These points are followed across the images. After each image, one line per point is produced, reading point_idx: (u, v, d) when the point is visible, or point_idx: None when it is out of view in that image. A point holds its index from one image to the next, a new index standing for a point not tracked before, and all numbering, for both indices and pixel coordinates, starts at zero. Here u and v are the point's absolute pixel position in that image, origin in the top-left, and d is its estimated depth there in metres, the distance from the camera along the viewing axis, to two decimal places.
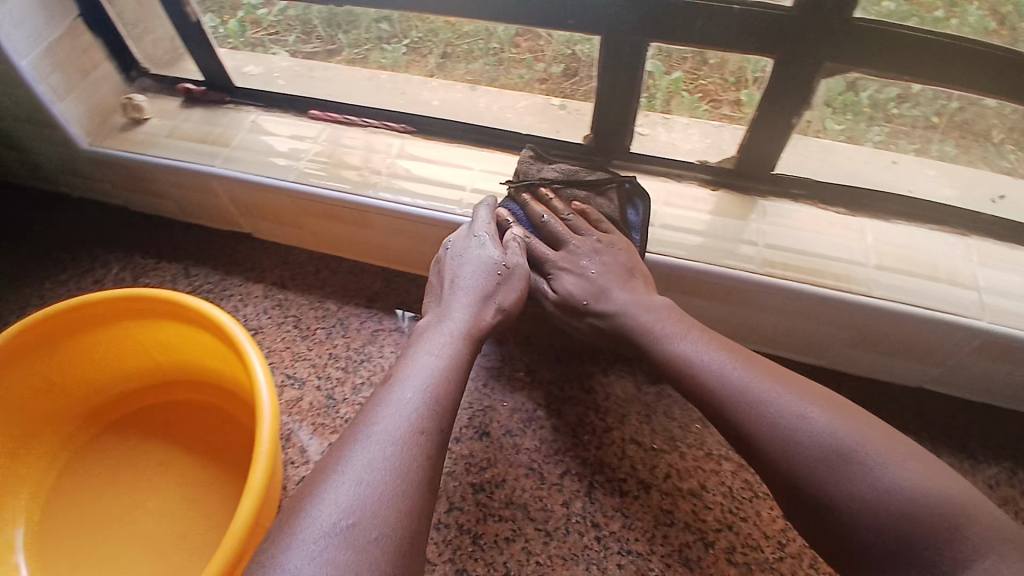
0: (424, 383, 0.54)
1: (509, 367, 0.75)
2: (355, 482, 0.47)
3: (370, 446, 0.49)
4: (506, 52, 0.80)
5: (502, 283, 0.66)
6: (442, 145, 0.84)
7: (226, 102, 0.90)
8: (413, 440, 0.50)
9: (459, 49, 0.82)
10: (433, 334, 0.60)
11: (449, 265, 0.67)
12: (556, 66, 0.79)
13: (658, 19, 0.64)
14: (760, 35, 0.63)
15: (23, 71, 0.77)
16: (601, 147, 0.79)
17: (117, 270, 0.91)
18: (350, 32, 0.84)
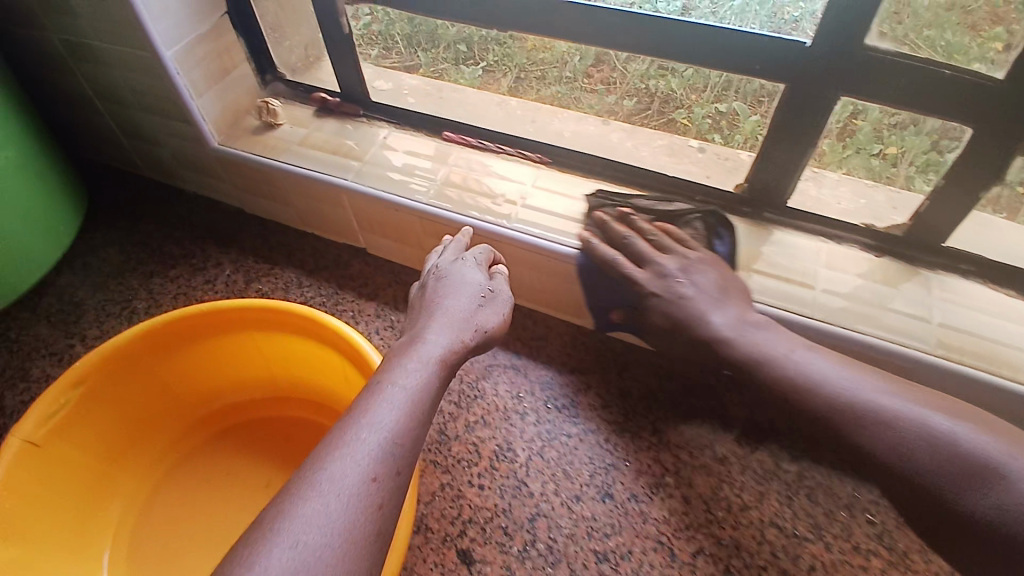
0: (385, 421, 0.46)
1: (634, 424, 0.69)
2: (292, 547, 0.39)
3: (313, 499, 0.41)
4: (578, 82, 0.82)
5: (485, 305, 0.59)
6: (574, 177, 0.81)
7: (359, 115, 0.90)
8: (365, 491, 0.42)
9: (532, 74, 0.84)
10: (403, 357, 0.52)
11: (432, 287, 0.61)
12: (629, 99, 0.81)
13: (850, 71, 0.59)
14: (964, 102, 0.58)
15: (166, 61, 0.77)
16: (759, 196, 0.74)
17: (229, 272, 0.90)
18: (429, 50, 0.87)
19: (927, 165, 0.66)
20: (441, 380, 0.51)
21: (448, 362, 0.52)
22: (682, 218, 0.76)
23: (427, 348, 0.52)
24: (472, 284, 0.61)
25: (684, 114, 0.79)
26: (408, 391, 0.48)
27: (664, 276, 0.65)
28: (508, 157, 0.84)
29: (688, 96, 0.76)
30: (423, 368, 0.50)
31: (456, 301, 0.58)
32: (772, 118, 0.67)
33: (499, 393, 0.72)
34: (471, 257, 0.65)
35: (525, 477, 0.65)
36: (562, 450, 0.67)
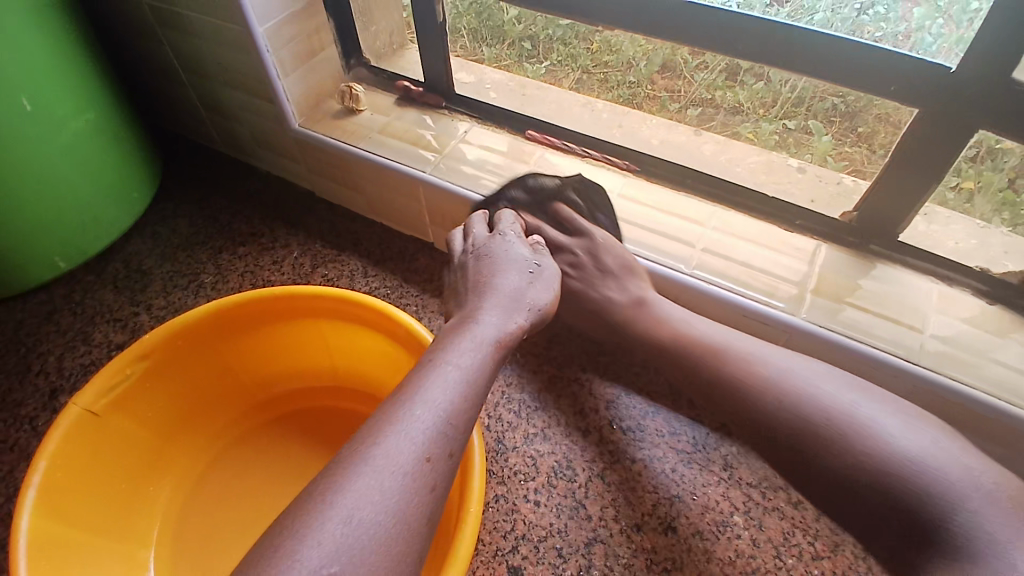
0: (441, 399, 0.41)
1: (703, 455, 0.65)
2: (342, 525, 0.35)
3: (365, 475, 0.37)
4: (642, 87, 0.80)
5: (536, 282, 0.55)
6: (662, 190, 0.77)
7: (441, 107, 0.88)
8: (418, 472, 0.38)
9: (595, 77, 0.83)
10: (455, 335, 0.47)
11: (477, 265, 0.56)
12: (692, 108, 0.78)
13: (994, 99, 0.55)
14: None
15: (258, 37, 0.77)
16: (868, 227, 0.69)
17: (296, 254, 0.90)
18: (494, 47, 0.86)
19: (1003, 202, 0.66)
20: (498, 360, 0.47)
21: (503, 348, 0.47)
22: (777, 242, 0.71)
23: (482, 326, 0.48)
24: (519, 260, 0.56)
25: (750, 129, 0.76)
26: (462, 369, 0.44)
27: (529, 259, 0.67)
28: (593, 163, 0.81)
29: (756, 109, 0.73)
30: (479, 347, 0.46)
31: (506, 277, 0.54)
32: (896, 146, 0.62)
33: (561, 408, 0.69)
34: (511, 229, 0.60)
35: (584, 499, 0.62)
36: (624, 475, 0.64)
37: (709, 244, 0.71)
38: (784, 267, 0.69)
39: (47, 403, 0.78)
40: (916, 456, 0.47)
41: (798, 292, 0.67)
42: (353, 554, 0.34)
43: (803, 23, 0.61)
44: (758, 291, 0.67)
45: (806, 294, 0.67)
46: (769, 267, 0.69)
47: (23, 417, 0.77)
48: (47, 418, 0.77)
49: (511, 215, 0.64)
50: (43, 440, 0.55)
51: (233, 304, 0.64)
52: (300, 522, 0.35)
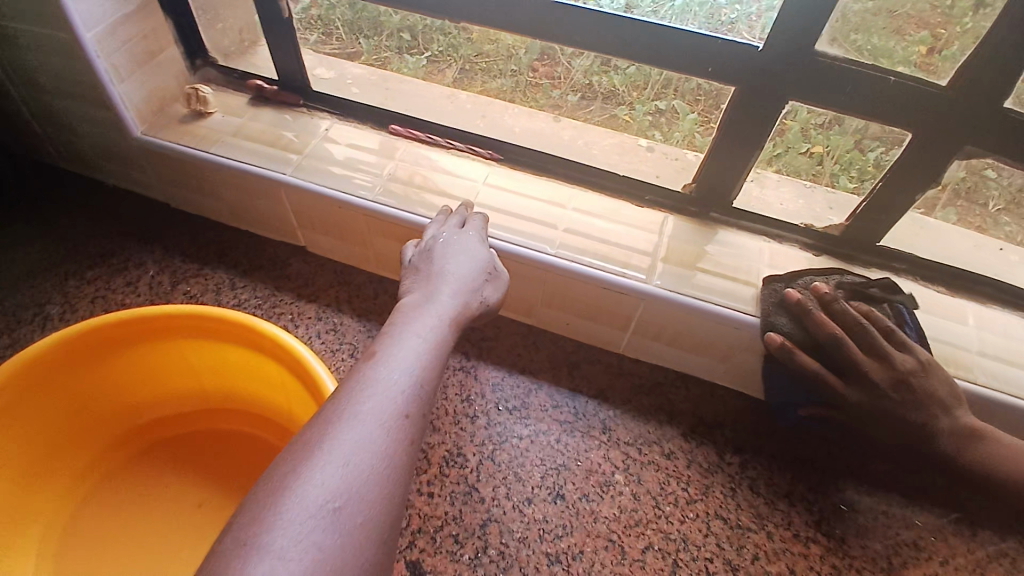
0: (411, 362, 0.46)
1: (584, 424, 0.69)
2: (339, 467, 0.38)
3: (354, 424, 0.40)
4: (524, 75, 0.80)
5: (489, 280, 0.60)
6: (525, 176, 0.80)
7: (299, 106, 0.86)
8: (400, 425, 0.42)
9: (478, 66, 0.82)
10: (418, 314, 0.52)
11: (440, 251, 0.60)
12: (573, 95, 0.80)
13: (798, 76, 0.62)
14: (904, 109, 0.61)
15: (86, 43, 0.71)
16: (706, 195, 0.75)
17: (153, 273, 0.84)
18: (372, 38, 0.84)
19: (851, 163, 0.70)
20: (455, 333, 0.52)
21: (459, 323, 0.53)
22: (631, 217, 0.76)
23: (441, 303, 0.53)
24: (478, 254, 0.61)
25: (626, 111, 0.79)
26: (429, 341, 0.49)
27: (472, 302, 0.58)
28: (460, 154, 0.82)
29: (630, 93, 0.76)
30: (441, 322, 0.51)
31: (467, 267, 0.59)
32: (722, 120, 0.68)
33: (448, 397, 0.70)
34: (472, 226, 0.65)
35: (476, 483, 0.64)
36: (513, 453, 0.66)
37: (571, 225, 0.73)
38: (637, 239, 0.73)
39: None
40: None
41: (651, 261, 0.70)
42: (353, 490, 0.37)
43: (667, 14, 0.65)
44: (614, 264, 0.69)
45: (658, 263, 0.70)
46: (625, 240, 0.72)
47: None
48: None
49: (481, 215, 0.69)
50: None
51: (101, 326, 0.60)
52: (298, 466, 0.38)
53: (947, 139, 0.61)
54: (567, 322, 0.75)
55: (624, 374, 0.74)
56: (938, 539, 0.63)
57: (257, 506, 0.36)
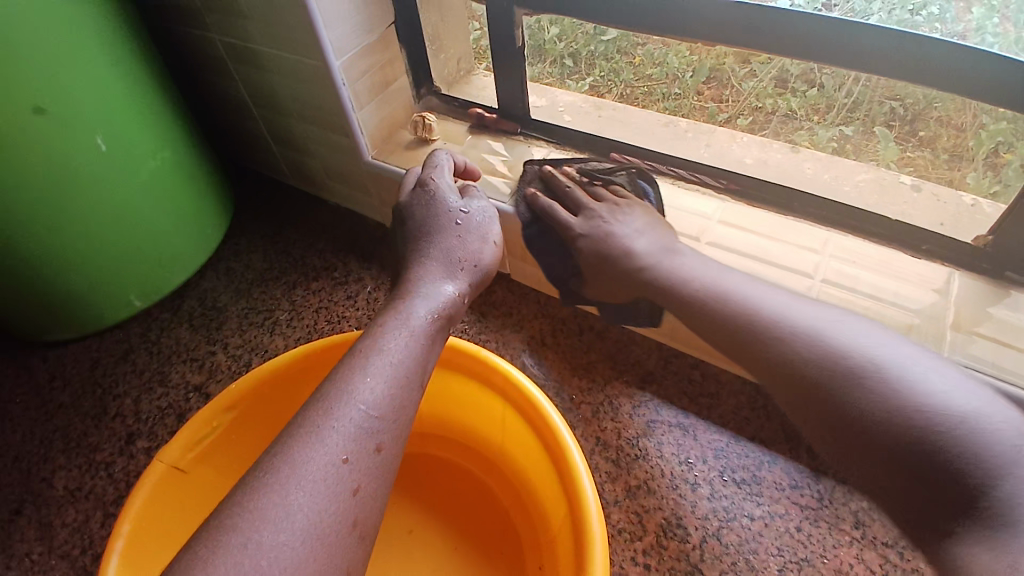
0: (359, 395, 0.42)
1: (831, 513, 0.59)
2: (243, 551, 0.35)
3: (272, 491, 0.37)
4: (688, 98, 0.78)
5: (463, 235, 0.52)
6: (769, 216, 0.72)
7: (517, 133, 0.85)
8: (328, 481, 0.38)
9: (639, 91, 0.81)
10: (384, 319, 0.47)
11: (406, 227, 0.54)
12: (741, 118, 0.75)
13: None
14: None
15: (335, 70, 0.76)
16: (1004, 254, 0.63)
17: (370, 289, 0.88)
18: (538, 66, 0.82)
19: None
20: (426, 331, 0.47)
21: (434, 322, 0.48)
22: (901, 270, 0.66)
23: (411, 304, 0.48)
24: (442, 212, 0.53)
25: (806, 136, 0.72)
26: (389, 358, 0.44)
27: (465, 266, 0.52)
28: (690, 187, 0.76)
29: (810, 117, 0.70)
30: (401, 329, 0.46)
31: (437, 238, 0.52)
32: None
33: (665, 457, 0.63)
34: (437, 172, 0.57)
35: (700, 563, 0.57)
36: (743, 535, 0.58)
37: (829, 275, 0.66)
38: (911, 298, 0.64)
39: (123, 448, 0.77)
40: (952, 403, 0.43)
41: (933, 328, 0.62)
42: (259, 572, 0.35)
43: (911, 24, 0.55)
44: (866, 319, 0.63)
45: (946, 331, 0.62)
46: (900, 300, 0.64)
47: (100, 463, 0.76)
48: (123, 465, 0.76)
49: (446, 154, 0.60)
50: (130, 497, 0.54)
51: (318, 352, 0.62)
52: (213, 550, 0.35)
53: None
54: None
55: None
56: None
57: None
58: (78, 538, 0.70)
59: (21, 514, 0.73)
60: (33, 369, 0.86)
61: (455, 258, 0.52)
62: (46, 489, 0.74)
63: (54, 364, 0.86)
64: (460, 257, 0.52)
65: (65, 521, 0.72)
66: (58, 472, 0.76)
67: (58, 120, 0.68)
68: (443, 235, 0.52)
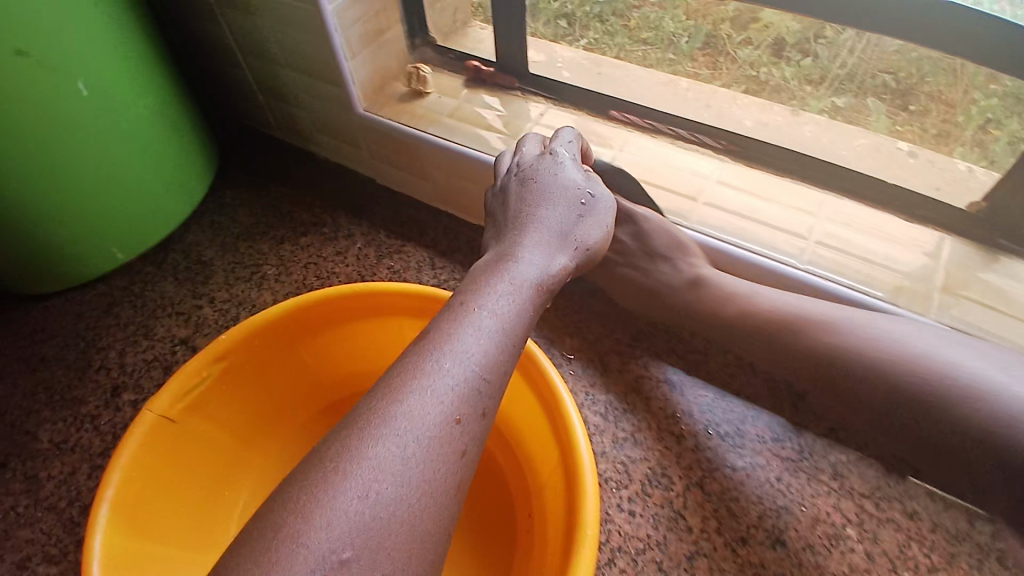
0: (471, 352, 0.40)
1: (811, 464, 0.61)
2: (360, 501, 0.33)
3: (385, 440, 0.35)
4: (681, 65, 0.75)
5: (586, 216, 0.52)
6: (768, 177, 0.72)
7: (514, 88, 0.84)
8: (440, 440, 0.37)
9: (631, 56, 0.78)
10: (490, 277, 0.46)
11: (518, 191, 0.54)
12: (735, 87, 0.73)
13: None
14: None
15: (326, 16, 0.74)
16: (996, 219, 0.63)
17: (361, 245, 0.87)
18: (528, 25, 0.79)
19: None
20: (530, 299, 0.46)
21: (541, 290, 0.47)
22: (894, 233, 0.67)
23: (519, 269, 0.47)
24: (568, 187, 0.54)
25: (797, 107, 0.70)
26: (496, 318, 0.43)
27: (576, 244, 0.51)
28: (690, 147, 0.76)
29: (802, 87, 0.68)
30: (516, 292, 0.45)
31: (556, 209, 0.52)
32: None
33: (652, 411, 0.65)
34: (563, 150, 0.57)
35: (682, 510, 0.59)
36: (726, 484, 0.60)
37: (824, 236, 0.68)
38: (902, 261, 0.65)
39: (108, 401, 0.77)
40: (953, 366, 0.50)
41: (922, 290, 0.64)
42: (371, 528, 0.33)
43: None
44: (857, 280, 0.64)
45: (933, 292, 0.64)
46: (891, 262, 0.65)
47: (86, 415, 0.76)
48: (109, 418, 0.76)
49: (572, 134, 0.61)
50: (118, 448, 0.54)
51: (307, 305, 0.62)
52: (315, 498, 0.33)
53: None
54: None
55: None
56: None
57: (254, 539, 0.32)
58: (65, 490, 0.71)
59: (3, 467, 0.73)
60: (15, 322, 0.85)
61: (575, 236, 0.51)
62: (31, 441, 0.74)
63: (36, 317, 0.85)
64: (575, 235, 0.51)
65: (50, 474, 0.72)
66: (45, 425, 0.76)
67: (36, 64, 0.66)
68: (566, 209, 0.52)
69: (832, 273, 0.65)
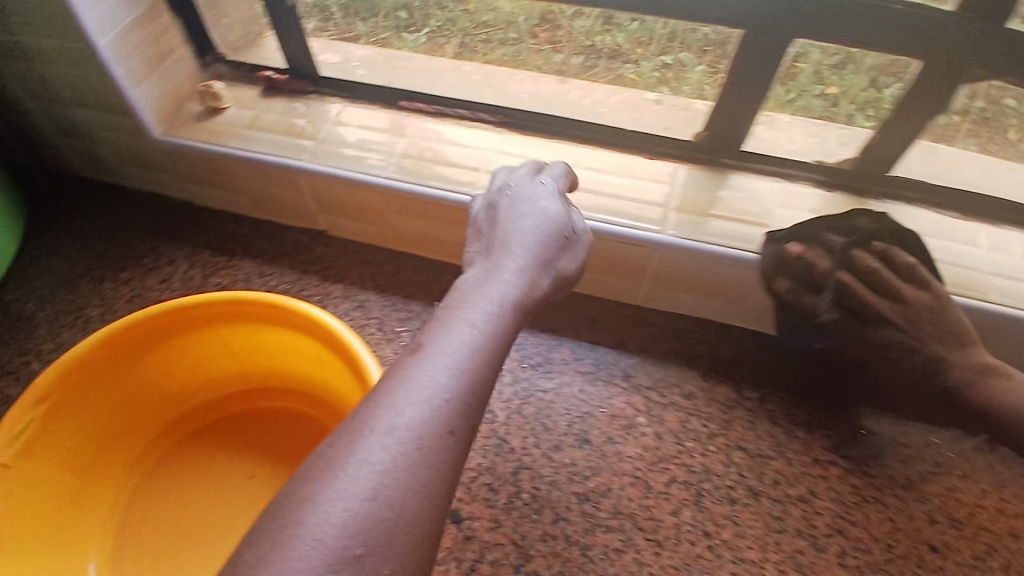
0: (451, 360, 0.41)
1: (605, 372, 0.72)
2: (359, 503, 0.34)
3: (379, 442, 0.36)
4: (525, 42, 0.81)
5: (566, 249, 0.54)
6: (534, 141, 0.80)
7: (310, 92, 0.88)
8: (436, 447, 0.37)
9: (476, 39, 0.83)
10: (476, 292, 0.47)
11: (505, 212, 0.55)
12: (574, 57, 0.79)
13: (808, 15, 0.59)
14: (915, 37, 0.58)
15: (102, 50, 0.74)
16: (715, 143, 0.73)
17: (186, 268, 0.89)
18: (368, 20, 0.85)
19: (867, 100, 0.67)
20: (518, 321, 0.47)
21: (523, 302, 0.48)
22: (638, 171, 0.75)
23: (493, 285, 0.48)
24: (557, 219, 0.54)
25: (632, 69, 0.77)
26: (480, 328, 0.44)
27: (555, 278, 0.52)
28: (472, 125, 0.82)
29: (635, 49, 0.75)
30: (499, 308, 0.46)
31: (544, 238, 0.53)
32: (733, 54, 0.65)
33: None
34: (553, 179, 0.59)
35: (506, 435, 0.67)
36: (540, 406, 0.69)
37: (582, 182, 0.74)
38: (647, 192, 0.73)
39: None
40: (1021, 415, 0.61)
41: (663, 212, 0.71)
42: (373, 527, 0.34)
43: None
44: (606, 214, 0.70)
45: (669, 213, 0.71)
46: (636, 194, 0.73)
47: None
48: None
49: (560, 167, 0.62)
50: None
51: (124, 330, 0.64)
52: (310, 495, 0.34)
53: (947, 76, 0.59)
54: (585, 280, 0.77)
55: (641, 323, 0.76)
56: (956, 455, 0.68)
57: (265, 534, 0.33)
58: None
59: None
60: None
61: (552, 269, 0.52)
62: None
63: None
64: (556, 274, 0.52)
65: None
66: None
67: None
68: (551, 242, 0.53)
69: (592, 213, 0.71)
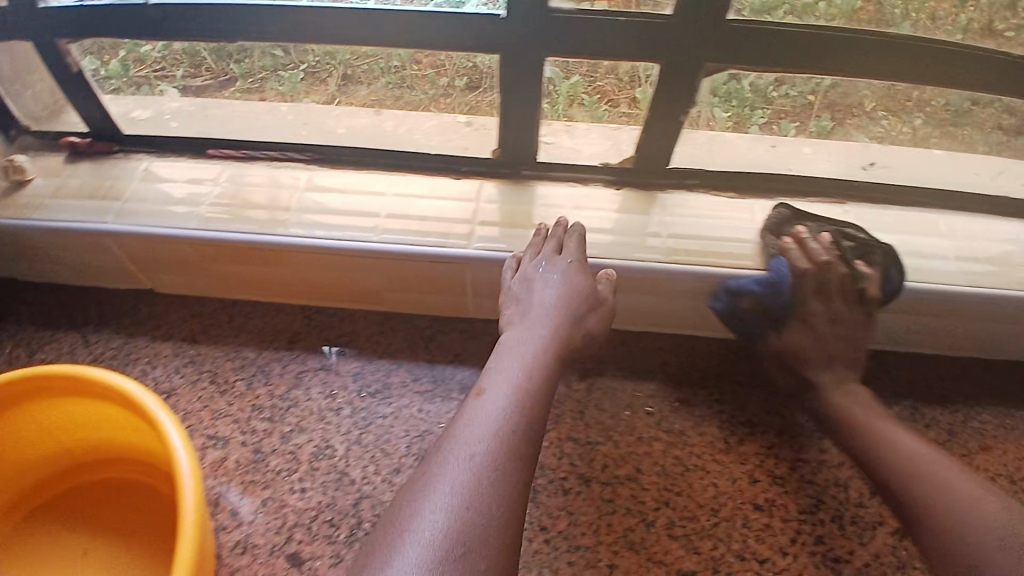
0: (502, 406, 0.54)
1: (442, 388, 0.75)
2: (443, 513, 0.46)
3: (460, 468, 0.49)
4: (407, 69, 0.74)
5: (590, 307, 0.67)
6: (348, 174, 0.82)
7: (114, 152, 0.85)
8: (509, 467, 0.50)
9: (358, 70, 0.76)
10: (514, 351, 0.61)
11: (531, 281, 0.68)
12: (460, 80, 0.74)
13: (554, 35, 0.65)
14: (648, 43, 0.64)
15: None
16: (511, 158, 0.78)
17: (9, 349, 0.83)
18: (242, 61, 0.76)
19: (732, 95, 0.71)
20: (557, 368, 0.61)
21: (553, 353, 0.61)
22: (446, 192, 0.79)
23: (530, 344, 0.61)
24: (578, 285, 0.68)
25: None
26: (522, 377, 0.57)
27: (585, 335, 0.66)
28: (285, 164, 0.83)
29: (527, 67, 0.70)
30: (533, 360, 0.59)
31: (567, 303, 0.66)
32: (499, 77, 0.70)
33: (311, 398, 0.73)
34: (569, 240, 0.71)
35: (346, 468, 0.68)
36: (380, 431, 0.71)
37: (393, 209, 0.77)
38: (453, 210, 0.77)
39: None
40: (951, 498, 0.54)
41: (469, 228, 0.75)
42: (460, 530, 0.46)
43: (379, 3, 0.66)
44: (414, 236, 0.73)
45: (472, 227, 0.75)
46: (442, 213, 0.76)
47: None
48: None
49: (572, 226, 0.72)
50: None
51: None
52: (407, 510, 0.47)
53: (681, 75, 0.66)
54: (415, 300, 0.79)
55: (475, 334, 0.80)
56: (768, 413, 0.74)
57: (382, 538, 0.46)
58: None
59: None
60: None
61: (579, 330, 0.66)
62: None
63: None
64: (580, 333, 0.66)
65: None
66: None
67: None
68: (573, 307, 0.66)
69: (400, 237, 0.74)
